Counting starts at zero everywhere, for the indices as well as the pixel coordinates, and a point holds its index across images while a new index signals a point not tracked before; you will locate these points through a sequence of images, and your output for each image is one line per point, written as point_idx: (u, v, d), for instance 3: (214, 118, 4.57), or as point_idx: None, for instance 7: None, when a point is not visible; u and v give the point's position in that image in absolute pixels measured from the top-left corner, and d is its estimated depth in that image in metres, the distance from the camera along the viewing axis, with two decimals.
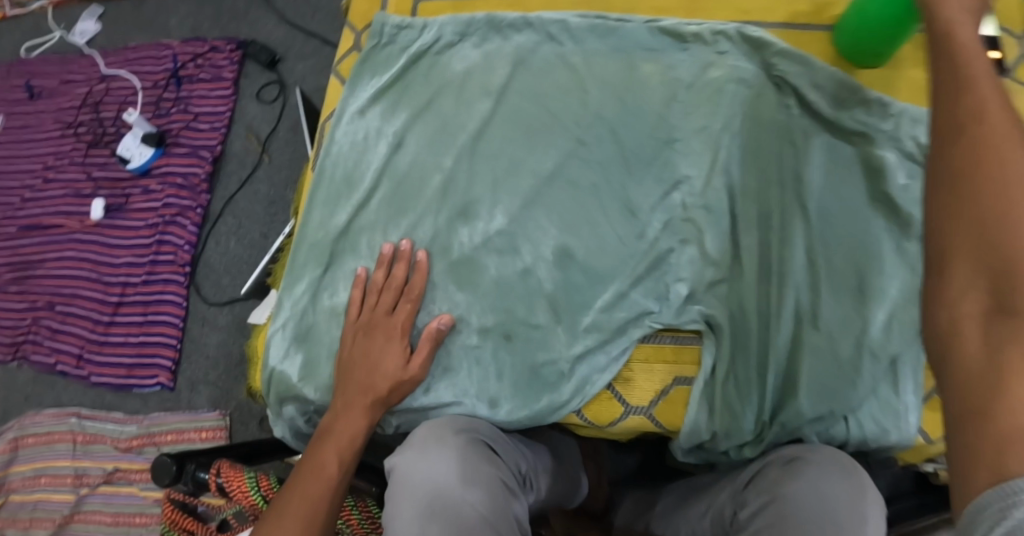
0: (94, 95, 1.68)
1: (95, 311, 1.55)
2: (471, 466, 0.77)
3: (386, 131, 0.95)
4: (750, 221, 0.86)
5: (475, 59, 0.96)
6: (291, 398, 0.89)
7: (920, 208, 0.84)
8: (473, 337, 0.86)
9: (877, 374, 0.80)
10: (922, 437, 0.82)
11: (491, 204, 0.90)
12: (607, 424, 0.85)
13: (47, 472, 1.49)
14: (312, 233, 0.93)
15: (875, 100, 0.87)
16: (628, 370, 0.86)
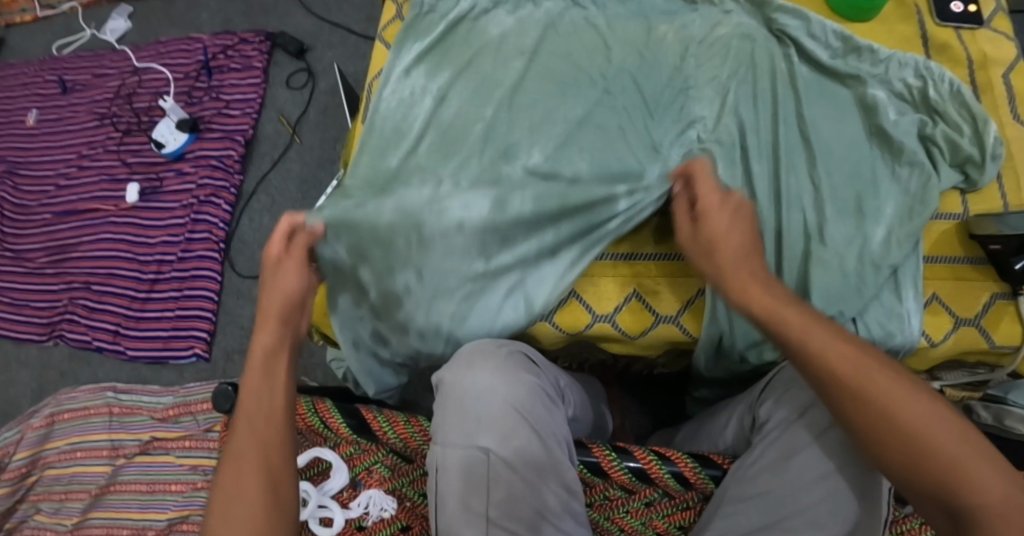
0: (128, 87, 1.77)
1: (131, 288, 1.62)
2: (512, 377, 0.83)
3: (431, 88, 1.03)
4: (765, 154, 0.95)
5: (509, 23, 1.06)
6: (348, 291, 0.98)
7: (909, 138, 0.95)
8: (521, 252, 0.95)
9: (879, 282, 0.91)
10: (926, 340, 0.93)
11: (529, 145, 0.98)
12: (638, 333, 0.96)
13: (83, 446, 1.55)
14: (363, 176, 1.00)
15: (864, 47, 1.00)
16: (655, 284, 0.97)
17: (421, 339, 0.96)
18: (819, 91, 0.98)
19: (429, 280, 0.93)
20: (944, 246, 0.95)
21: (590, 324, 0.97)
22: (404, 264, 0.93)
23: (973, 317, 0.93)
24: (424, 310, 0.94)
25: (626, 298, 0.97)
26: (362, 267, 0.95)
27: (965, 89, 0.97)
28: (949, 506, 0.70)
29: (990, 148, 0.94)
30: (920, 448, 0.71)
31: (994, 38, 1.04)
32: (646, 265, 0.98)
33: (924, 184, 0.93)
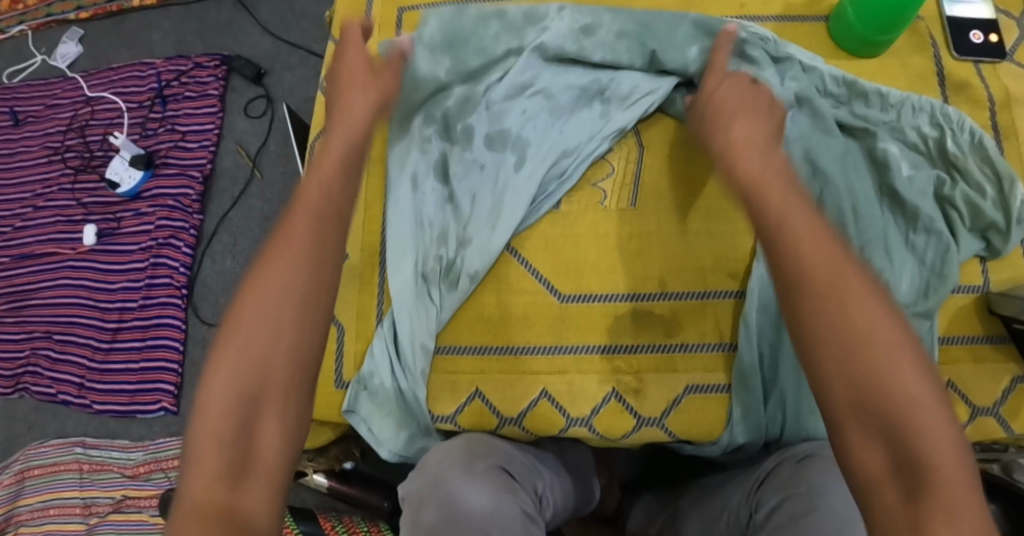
0: (80, 119, 1.66)
1: (94, 337, 1.53)
2: (489, 494, 0.74)
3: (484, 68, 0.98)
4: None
5: (546, 42, 0.97)
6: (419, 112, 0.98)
7: (925, 198, 0.85)
8: (612, 54, 0.97)
9: None
10: None
11: (605, 56, 0.97)
12: (619, 436, 0.88)
13: (56, 502, 1.48)
14: (414, 98, 0.97)
15: (872, 92, 0.89)
16: (638, 381, 0.89)
17: (488, 151, 0.95)
18: (826, 129, 0.88)
19: (519, 83, 0.97)
20: (961, 323, 0.87)
21: (564, 428, 0.89)
22: (495, 70, 0.98)
23: (991, 406, 0.85)
24: (504, 118, 0.96)
25: (604, 398, 0.89)
26: (451, 62, 0.98)
27: (988, 140, 0.87)
28: (900, 443, 0.60)
29: (1016, 212, 0.84)
30: (888, 369, 0.61)
31: (1017, 72, 0.93)
32: (630, 358, 0.90)
33: (941, 251, 0.83)
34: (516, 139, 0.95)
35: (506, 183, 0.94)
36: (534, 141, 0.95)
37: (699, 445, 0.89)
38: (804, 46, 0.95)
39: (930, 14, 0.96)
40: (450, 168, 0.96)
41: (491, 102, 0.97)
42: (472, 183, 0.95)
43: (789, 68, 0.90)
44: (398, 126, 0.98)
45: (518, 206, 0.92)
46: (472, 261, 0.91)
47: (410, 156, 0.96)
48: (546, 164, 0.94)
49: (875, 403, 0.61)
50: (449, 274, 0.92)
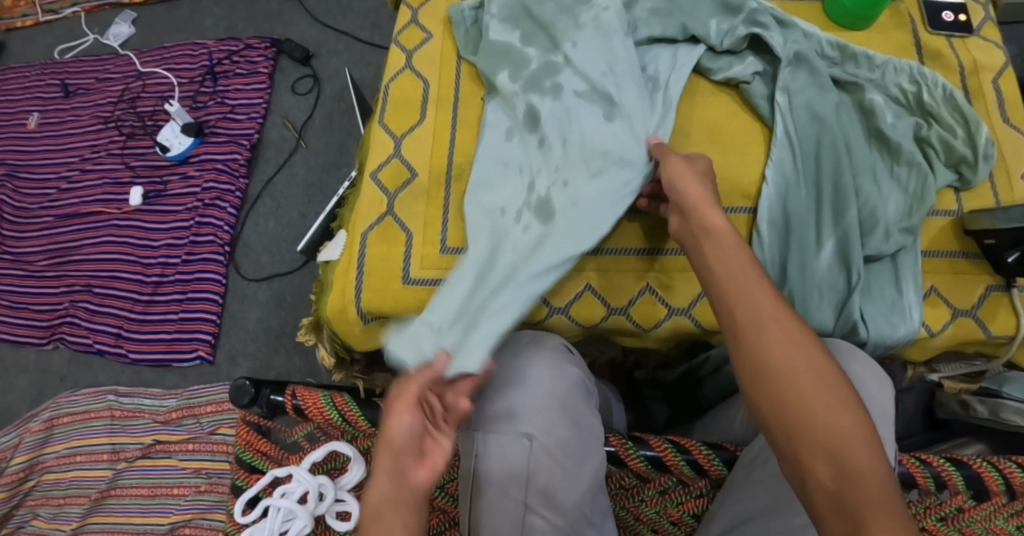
0: (131, 91, 1.77)
1: (134, 291, 1.62)
2: (554, 367, 0.85)
3: (547, 33, 1.05)
4: (781, 146, 0.99)
5: (611, 19, 1.03)
6: (505, 68, 1.03)
7: (907, 140, 0.98)
8: (669, 26, 1.05)
9: (880, 278, 0.96)
10: (926, 330, 0.96)
11: (645, 26, 1.05)
12: (652, 326, 0.98)
13: (84, 449, 1.55)
14: (490, 55, 1.05)
15: (861, 55, 1.03)
16: (668, 278, 0.98)
17: (577, 106, 1.00)
18: (822, 84, 1.00)
19: (588, 45, 1.02)
20: (940, 241, 0.98)
21: (605, 316, 0.98)
22: (567, 40, 1.03)
23: (969, 308, 0.96)
24: (582, 78, 1.01)
25: (640, 291, 0.98)
26: (524, 35, 1.06)
27: (958, 93, 1.00)
28: (842, 470, 0.66)
29: (982, 148, 0.97)
30: (815, 404, 0.68)
31: (985, 46, 1.08)
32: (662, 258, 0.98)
33: (923, 183, 0.96)
34: (607, 96, 0.99)
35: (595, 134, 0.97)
36: (625, 98, 0.99)
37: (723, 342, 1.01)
38: (804, 19, 1.09)
39: None
40: (540, 118, 0.99)
41: (572, 65, 1.02)
42: (561, 135, 0.98)
43: (793, 33, 1.03)
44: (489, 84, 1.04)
45: (607, 150, 0.95)
46: (571, 194, 0.94)
47: (507, 111, 1.02)
48: (632, 118, 0.97)
49: (814, 440, 0.68)
50: (543, 208, 0.95)
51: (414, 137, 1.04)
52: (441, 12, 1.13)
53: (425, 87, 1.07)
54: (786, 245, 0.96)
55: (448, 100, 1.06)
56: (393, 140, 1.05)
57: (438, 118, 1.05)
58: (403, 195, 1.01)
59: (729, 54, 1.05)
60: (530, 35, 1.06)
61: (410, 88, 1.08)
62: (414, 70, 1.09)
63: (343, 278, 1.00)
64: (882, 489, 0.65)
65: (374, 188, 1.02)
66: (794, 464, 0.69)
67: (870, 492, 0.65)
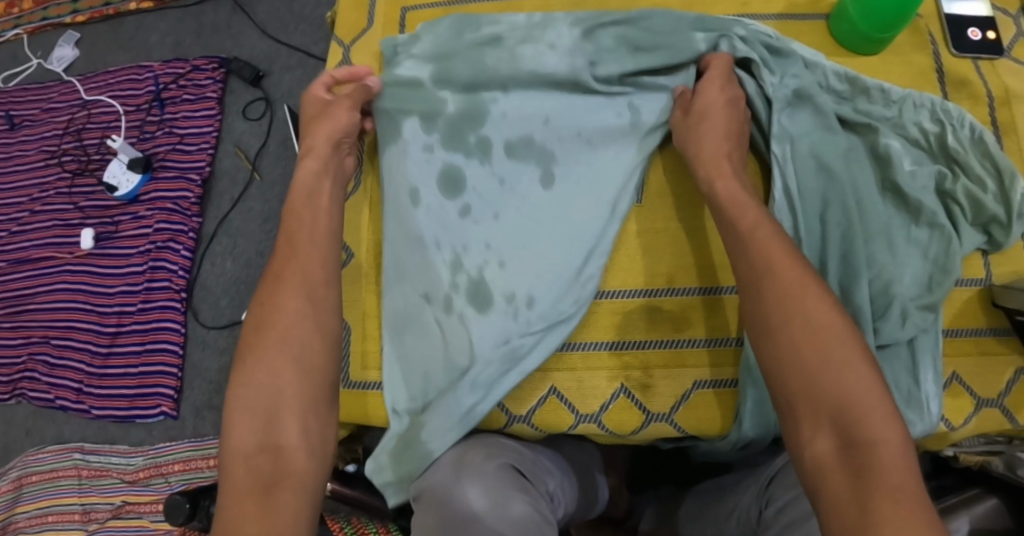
0: (77, 122, 1.65)
1: (91, 342, 1.52)
2: (499, 490, 0.75)
3: (491, 77, 0.94)
4: (781, 209, 0.85)
5: (553, 65, 0.93)
6: (419, 111, 0.94)
7: (927, 194, 0.84)
8: (643, 60, 0.92)
9: (894, 367, 0.81)
10: (945, 423, 0.83)
11: (611, 61, 0.93)
12: (629, 433, 0.87)
13: (55, 509, 1.47)
14: (437, 113, 0.94)
15: (874, 88, 0.88)
16: (648, 378, 0.88)
17: (508, 161, 0.92)
18: (829, 127, 0.87)
19: (516, 79, 0.94)
20: (964, 316, 0.86)
21: (574, 425, 0.88)
22: (495, 83, 0.94)
23: (996, 397, 0.83)
24: (521, 124, 0.93)
25: (613, 394, 0.87)
26: (446, 74, 0.95)
27: (990, 135, 0.85)
28: (847, 431, 0.68)
29: (1018, 206, 0.83)
30: (833, 354, 0.70)
31: (1016, 68, 0.92)
32: (638, 354, 0.88)
33: (944, 246, 0.82)
34: (542, 150, 0.92)
35: (535, 204, 0.91)
36: (562, 156, 0.92)
37: (711, 440, 0.88)
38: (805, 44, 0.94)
39: (930, 10, 0.95)
40: (467, 182, 0.92)
41: (503, 110, 0.93)
42: (494, 201, 0.91)
43: (791, 64, 0.89)
44: (394, 131, 0.95)
45: (539, 223, 0.90)
46: (507, 281, 0.88)
47: (415, 169, 0.92)
48: (583, 190, 0.90)
49: (825, 400, 0.69)
50: (477, 294, 0.88)
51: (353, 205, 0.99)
52: (373, 46, 1.02)
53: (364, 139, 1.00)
54: None
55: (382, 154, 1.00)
56: None
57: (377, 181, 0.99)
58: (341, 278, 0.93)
59: None
60: (468, 69, 0.94)
61: None
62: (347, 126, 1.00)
63: None
64: (894, 457, 0.66)
65: None
66: (796, 429, 0.70)
67: (881, 456, 0.66)
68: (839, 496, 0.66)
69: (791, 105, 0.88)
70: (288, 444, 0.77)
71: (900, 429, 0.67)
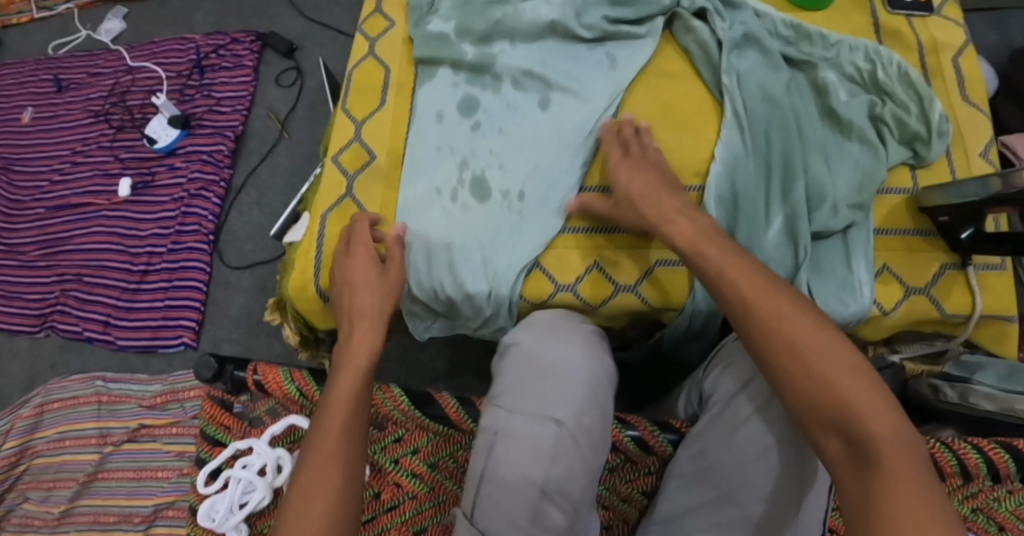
0: (121, 85, 1.81)
1: (121, 279, 1.65)
2: (593, 356, 0.90)
3: (499, 22, 1.09)
4: (731, 126, 1.00)
5: (548, 14, 1.08)
6: (446, 60, 1.09)
7: (860, 117, 1.01)
8: (622, 12, 1.08)
9: (830, 255, 0.97)
10: (878, 307, 0.98)
11: (593, 8, 1.08)
12: (600, 302, 0.99)
13: (73, 434, 1.58)
14: (448, 47, 1.09)
15: (815, 33, 1.05)
16: (615, 255, 1.00)
17: (515, 92, 1.07)
18: (774, 64, 1.03)
19: (515, 26, 1.09)
20: (894, 219, 1.01)
21: (553, 293, 0.99)
22: (504, 36, 1.09)
23: (923, 286, 0.99)
24: (520, 62, 1.08)
25: (587, 268, 0.99)
26: (458, 19, 1.11)
27: (912, 71, 1.03)
28: (853, 441, 0.68)
29: (936, 124, 1.00)
30: (788, 324, 0.74)
31: (946, 24, 1.10)
32: (609, 236, 1.00)
33: (874, 159, 0.98)
34: (542, 79, 1.07)
35: (532, 122, 1.05)
36: (556, 86, 1.07)
37: (671, 317, 1.00)
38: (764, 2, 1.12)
39: None
40: (479, 105, 1.06)
41: (507, 53, 1.09)
42: (499, 118, 1.06)
43: (743, 14, 1.07)
44: (425, 73, 1.10)
45: (538, 139, 1.04)
46: (505, 180, 1.02)
47: (440, 96, 1.08)
48: (573, 111, 1.05)
49: (830, 418, 0.70)
50: (479, 188, 1.02)
51: (375, 121, 1.08)
52: None
53: (386, 73, 1.11)
54: (736, 220, 0.97)
55: (408, 84, 1.10)
56: (357, 124, 1.09)
57: (398, 102, 1.09)
58: (362, 176, 1.05)
59: (684, 35, 1.07)
60: (478, 12, 1.10)
61: (371, 74, 1.12)
62: (366, 60, 1.12)
63: (303, 256, 1.02)
64: (878, 413, 0.68)
65: (334, 171, 1.06)
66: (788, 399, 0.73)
67: (868, 420, 0.68)
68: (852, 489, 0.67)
69: (740, 46, 1.04)
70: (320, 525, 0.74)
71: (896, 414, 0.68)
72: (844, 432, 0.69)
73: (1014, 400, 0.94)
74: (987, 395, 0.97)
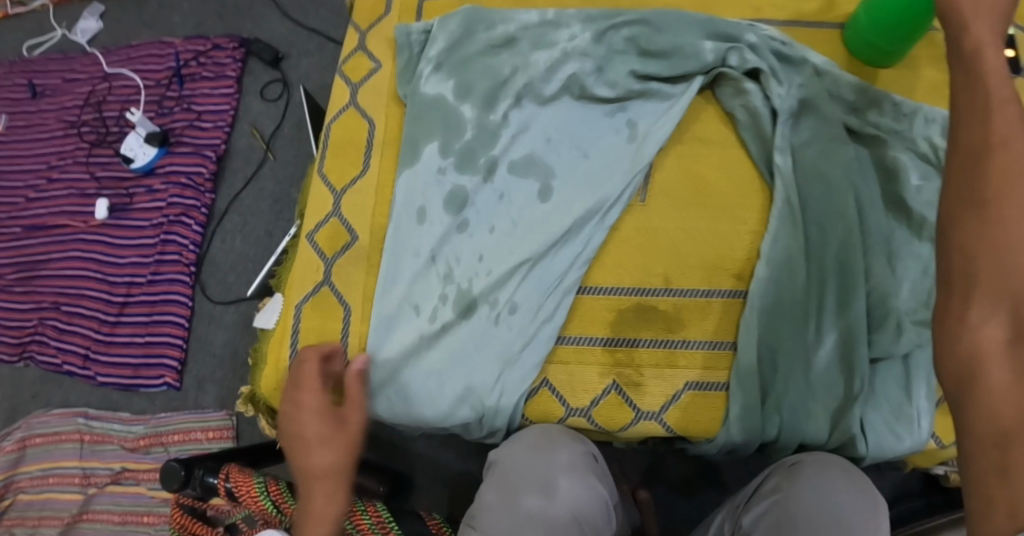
0: (97, 93, 1.67)
1: (100, 310, 1.55)
2: (582, 477, 0.76)
3: (511, 84, 0.96)
4: (782, 217, 0.89)
5: (565, 67, 0.96)
6: (437, 131, 0.94)
7: (930, 208, 0.90)
8: (649, 66, 0.95)
9: (887, 379, 0.87)
10: (936, 441, 0.86)
11: (613, 64, 0.96)
12: (618, 429, 0.87)
13: (56, 471, 1.50)
14: (446, 107, 0.95)
15: (884, 100, 0.93)
16: (638, 375, 0.88)
17: (509, 179, 0.93)
18: (836, 138, 0.91)
19: (531, 84, 0.95)
20: None
21: (563, 418, 0.88)
22: (508, 96, 0.95)
23: None
24: (523, 142, 0.94)
25: (604, 390, 0.88)
26: (457, 78, 0.96)
27: None
28: None
29: None
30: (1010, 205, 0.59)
31: None
32: (630, 351, 0.89)
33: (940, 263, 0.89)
34: (544, 166, 0.94)
35: (531, 215, 0.92)
36: (560, 170, 0.93)
37: (698, 443, 0.88)
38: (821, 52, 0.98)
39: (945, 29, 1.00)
40: (468, 198, 0.92)
41: (510, 128, 0.95)
42: (490, 214, 0.92)
43: (801, 73, 0.94)
44: (409, 146, 0.95)
45: (540, 237, 0.90)
46: (497, 291, 0.89)
47: (424, 185, 0.93)
48: (578, 200, 0.91)
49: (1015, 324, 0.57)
50: (465, 302, 0.89)
51: (357, 191, 0.96)
52: (388, 34, 1.03)
53: (370, 130, 0.98)
54: (783, 329, 0.87)
55: (395, 145, 0.97)
56: (337, 192, 0.96)
57: (384, 167, 0.96)
58: (344, 259, 0.93)
59: (730, 92, 0.95)
60: (491, 62, 0.96)
61: (354, 128, 0.98)
62: (348, 113, 0.99)
63: (277, 351, 0.92)
64: None
65: (311, 251, 0.94)
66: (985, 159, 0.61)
67: None
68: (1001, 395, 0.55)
69: (796, 114, 0.93)
70: None
71: None
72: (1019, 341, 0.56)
73: None
74: None
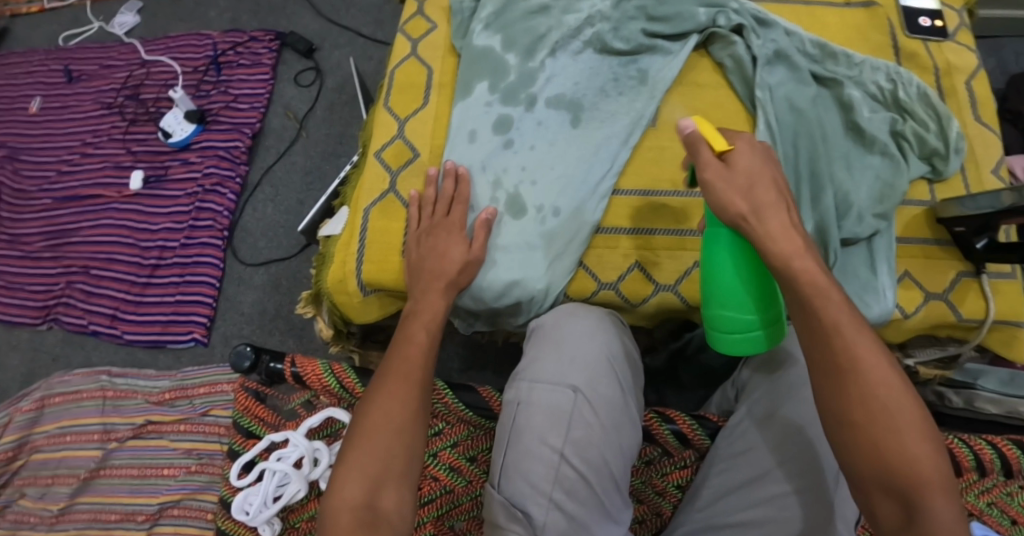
0: (135, 78, 1.80)
1: (131, 273, 1.63)
2: (610, 331, 0.94)
3: (546, 39, 1.12)
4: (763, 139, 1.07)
5: (587, 26, 1.13)
6: (485, 75, 1.11)
7: (882, 133, 1.08)
8: (658, 28, 1.13)
9: (855, 259, 1.05)
10: (900, 311, 1.04)
11: (625, 25, 1.13)
12: (640, 301, 1.04)
13: (75, 429, 1.52)
14: (490, 54, 1.12)
15: (840, 53, 1.12)
16: (655, 257, 1.05)
17: (546, 111, 1.09)
18: (801, 79, 1.10)
19: (558, 39, 1.12)
20: (913, 228, 1.08)
21: (595, 291, 1.04)
22: (543, 49, 1.12)
23: (941, 292, 1.05)
24: (555, 85, 1.11)
25: (628, 268, 1.04)
26: (500, 33, 1.13)
27: (931, 92, 1.10)
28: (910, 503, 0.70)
29: (953, 141, 1.08)
30: (862, 365, 0.73)
31: (958, 49, 1.17)
32: (649, 238, 1.05)
33: (892, 171, 1.06)
34: (572, 102, 1.10)
35: (562, 138, 1.07)
36: (587, 105, 1.10)
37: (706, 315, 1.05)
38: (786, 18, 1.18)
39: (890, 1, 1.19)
40: (513, 124, 1.08)
41: (544, 72, 1.11)
42: (530, 136, 1.07)
43: (773, 32, 1.12)
44: (463, 87, 1.11)
45: (573, 155, 1.06)
46: (539, 196, 1.04)
47: (474, 114, 1.09)
48: (600, 129, 1.08)
49: (886, 471, 0.72)
50: (513, 204, 1.04)
51: (417, 120, 1.12)
52: (443, 3, 1.19)
53: (428, 74, 1.15)
54: None
55: (449, 86, 1.13)
56: (399, 121, 1.12)
57: (441, 103, 1.12)
58: (404, 173, 1.09)
59: (720, 47, 1.13)
60: (525, 20, 1.13)
61: (414, 74, 1.15)
62: (406, 63, 1.16)
63: (345, 250, 1.06)
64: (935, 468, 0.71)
65: (378, 167, 1.10)
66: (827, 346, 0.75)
67: (921, 474, 0.70)
68: (893, 521, 0.72)
69: (771, 62, 1.11)
70: (386, 506, 0.77)
71: (941, 466, 0.71)
72: (901, 494, 0.71)
73: (1017, 404, 1.14)
74: (992, 400, 1.15)
